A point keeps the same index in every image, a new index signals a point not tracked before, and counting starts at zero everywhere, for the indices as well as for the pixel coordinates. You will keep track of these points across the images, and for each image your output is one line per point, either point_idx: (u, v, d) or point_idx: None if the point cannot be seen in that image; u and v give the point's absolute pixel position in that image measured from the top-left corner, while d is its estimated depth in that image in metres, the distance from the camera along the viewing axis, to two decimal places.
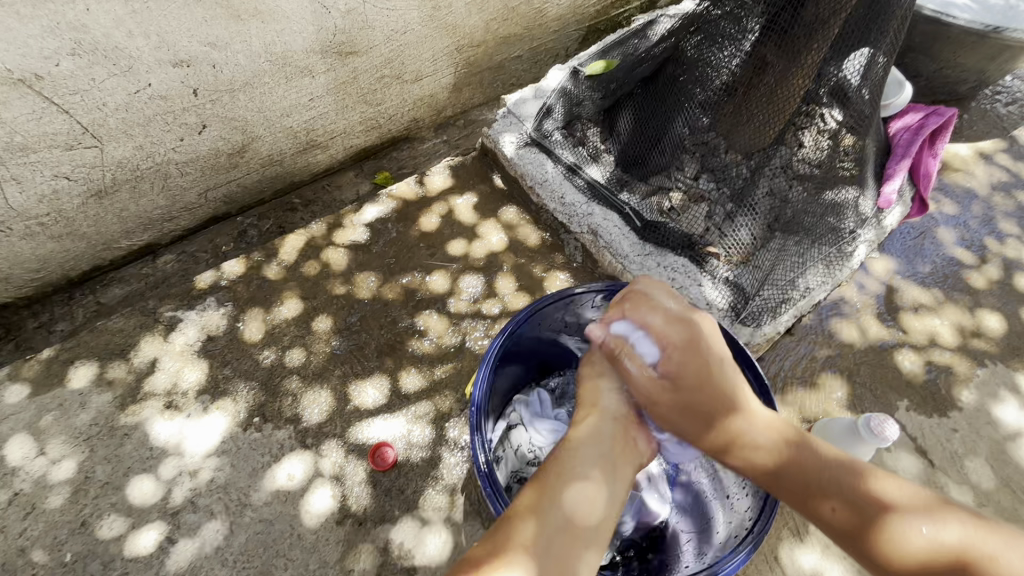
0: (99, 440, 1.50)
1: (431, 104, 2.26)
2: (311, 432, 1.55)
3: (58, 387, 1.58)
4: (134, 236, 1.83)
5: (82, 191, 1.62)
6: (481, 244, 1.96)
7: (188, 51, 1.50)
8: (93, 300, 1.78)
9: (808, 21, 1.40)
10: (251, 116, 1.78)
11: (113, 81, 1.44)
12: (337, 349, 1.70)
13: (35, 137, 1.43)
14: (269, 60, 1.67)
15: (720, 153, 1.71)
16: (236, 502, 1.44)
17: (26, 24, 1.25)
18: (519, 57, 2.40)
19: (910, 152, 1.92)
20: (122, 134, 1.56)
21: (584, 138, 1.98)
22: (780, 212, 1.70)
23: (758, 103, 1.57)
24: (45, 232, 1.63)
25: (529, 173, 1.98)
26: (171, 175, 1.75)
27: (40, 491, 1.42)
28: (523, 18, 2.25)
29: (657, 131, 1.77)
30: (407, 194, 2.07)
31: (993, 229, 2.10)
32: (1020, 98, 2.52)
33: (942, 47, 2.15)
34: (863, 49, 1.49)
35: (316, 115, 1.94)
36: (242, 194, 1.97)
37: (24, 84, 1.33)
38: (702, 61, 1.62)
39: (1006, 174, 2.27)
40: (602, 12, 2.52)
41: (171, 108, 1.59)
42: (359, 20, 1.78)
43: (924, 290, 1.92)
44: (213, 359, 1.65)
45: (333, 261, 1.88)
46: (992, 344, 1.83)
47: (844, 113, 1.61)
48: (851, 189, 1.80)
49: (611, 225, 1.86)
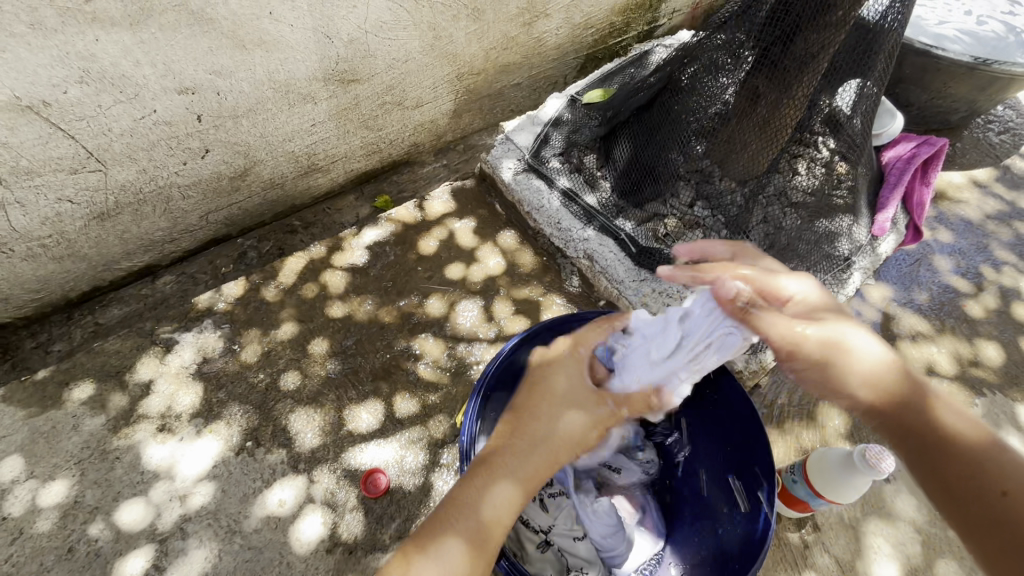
0: (91, 464, 1.49)
1: (431, 129, 2.30)
2: (304, 457, 1.54)
3: (52, 408, 1.57)
4: (135, 257, 1.85)
5: (84, 214, 1.64)
6: (478, 268, 1.97)
7: (194, 79, 1.54)
8: (91, 321, 1.80)
9: (799, 54, 1.45)
10: (254, 141, 1.81)
11: (119, 108, 1.48)
12: (332, 373, 1.69)
13: (40, 161, 1.46)
14: (273, 87, 1.71)
15: (715, 180, 1.76)
16: (226, 528, 1.42)
17: (36, 54, 1.28)
18: (518, 84, 2.46)
19: (902, 181, 1.97)
20: (126, 159, 1.59)
21: (581, 164, 2.00)
22: (775, 239, 1.75)
23: (751, 131, 1.61)
24: (46, 253, 1.65)
25: (526, 199, 1.99)
26: (173, 199, 1.78)
27: (28, 515, 1.41)
28: (522, 47, 2.31)
29: (653, 158, 1.80)
30: (406, 218, 2.09)
31: (989, 257, 2.11)
32: (1012, 128, 2.55)
33: (933, 78, 2.20)
34: (853, 82, 1.52)
35: (318, 140, 1.98)
36: (243, 216, 2.00)
37: (32, 111, 1.36)
38: (697, 90, 1.64)
39: (1000, 202, 2.29)
40: (599, 41, 2.58)
41: (175, 134, 1.62)
42: (361, 50, 1.82)
43: (921, 318, 1.92)
44: (208, 382, 1.65)
45: (331, 283, 1.89)
46: (990, 373, 1.82)
47: (836, 142, 1.64)
48: (845, 217, 1.82)
49: (607, 250, 1.85)
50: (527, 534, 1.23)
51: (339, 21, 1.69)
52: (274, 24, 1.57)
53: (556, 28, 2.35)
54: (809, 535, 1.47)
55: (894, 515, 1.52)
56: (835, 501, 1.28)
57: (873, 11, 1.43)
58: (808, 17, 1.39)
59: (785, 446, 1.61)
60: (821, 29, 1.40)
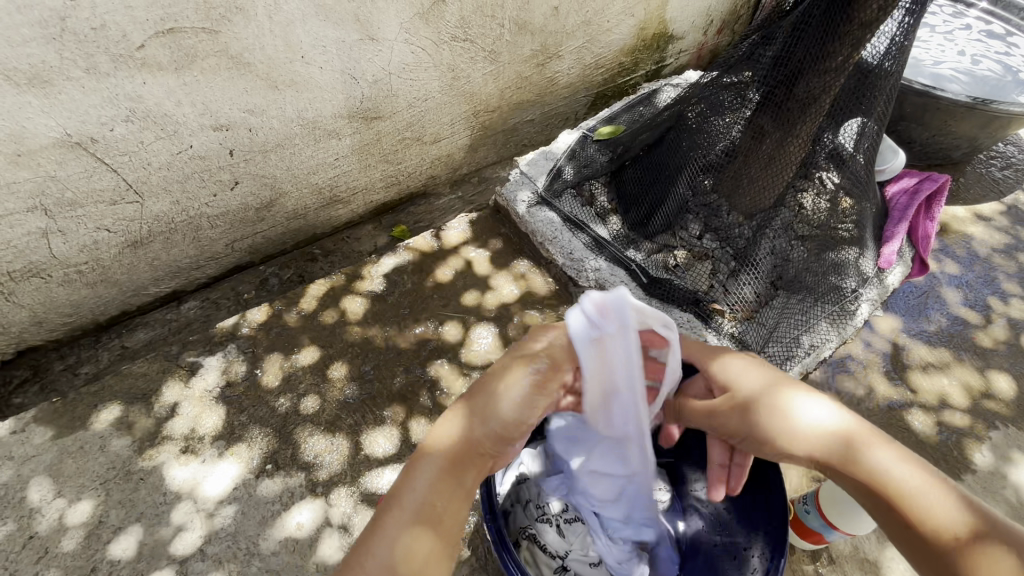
0: (116, 484, 1.53)
1: (448, 163, 2.39)
2: (321, 481, 1.57)
3: (80, 429, 1.62)
4: (162, 283, 1.92)
5: (120, 241, 1.72)
6: (493, 295, 2.02)
7: (229, 117, 1.64)
8: (119, 343, 1.87)
9: (801, 97, 1.51)
10: (280, 174, 1.90)
11: (159, 143, 1.57)
12: (350, 398, 1.73)
13: (84, 193, 1.54)
14: (301, 125, 1.82)
15: (723, 214, 1.81)
16: (245, 550, 1.44)
17: (88, 95, 1.38)
18: (531, 120, 2.56)
19: (906, 215, 2.03)
20: (162, 191, 1.68)
21: (592, 198, 2.08)
22: (782, 271, 1.80)
23: (757, 167, 1.67)
24: (81, 278, 1.73)
25: (540, 231, 2.05)
26: (202, 228, 1.87)
27: (55, 535, 1.44)
28: (535, 86, 2.42)
29: (661, 193, 1.88)
30: (423, 247, 2.16)
31: (997, 290, 2.13)
32: (1014, 163, 2.61)
33: (933, 116, 2.27)
34: (856, 120, 1.60)
35: (340, 174, 2.07)
36: (266, 245, 2.08)
37: (81, 147, 1.46)
38: (705, 128, 1.74)
39: (1005, 235, 2.32)
40: (609, 80, 2.70)
41: (208, 167, 1.72)
42: (384, 90, 1.94)
43: (931, 349, 1.94)
44: (230, 405, 1.70)
45: (350, 309, 1.95)
46: (1003, 406, 1.82)
47: (841, 176, 1.71)
48: (851, 249, 1.87)
49: (618, 280, 1.89)
50: (544, 559, 1.22)
51: (364, 64, 1.80)
52: (305, 66, 1.68)
53: (568, 69, 2.47)
54: (823, 567, 1.45)
55: None
56: (850, 533, 1.28)
57: (874, 52, 1.49)
58: (808, 63, 1.46)
59: (799, 475, 1.60)
60: (821, 73, 1.46)
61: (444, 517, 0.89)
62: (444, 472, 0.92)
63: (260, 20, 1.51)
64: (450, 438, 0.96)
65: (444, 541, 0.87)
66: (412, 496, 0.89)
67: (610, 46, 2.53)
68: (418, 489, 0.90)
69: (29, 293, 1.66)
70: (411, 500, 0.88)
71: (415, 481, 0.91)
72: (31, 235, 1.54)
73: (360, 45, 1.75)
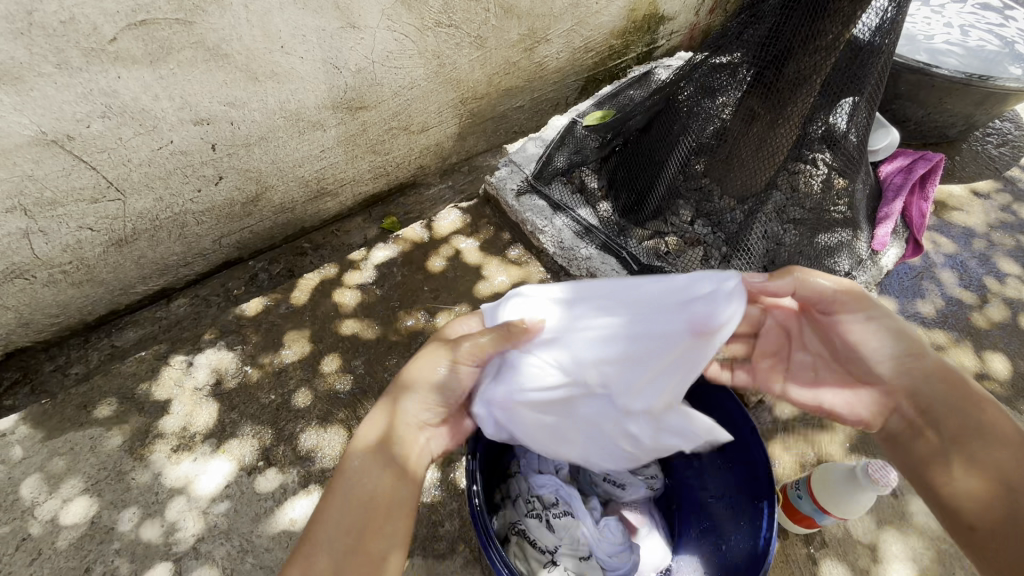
0: (108, 484, 1.52)
1: (437, 152, 2.36)
2: (315, 475, 1.56)
3: (71, 431, 1.61)
4: (150, 281, 1.90)
5: (104, 241, 1.70)
6: (486, 285, 2.00)
7: (209, 111, 1.61)
8: (108, 343, 1.86)
9: (792, 77, 1.49)
10: (265, 167, 1.87)
11: (138, 140, 1.54)
12: (342, 393, 1.72)
13: (63, 192, 1.52)
14: (284, 116, 1.78)
15: (715, 199, 1.80)
16: (238, 548, 1.44)
17: (62, 91, 1.35)
18: (520, 107, 2.53)
19: (900, 194, 2.03)
20: (144, 187, 1.65)
21: (583, 184, 2.04)
22: (775, 255, 1.78)
23: (748, 153, 1.66)
24: (66, 279, 1.70)
25: (529, 219, 2.02)
26: (188, 224, 1.84)
27: (48, 535, 1.44)
28: (524, 71, 2.38)
29: (649, 181, 1.85)
30: (413, 238, 2.13)
31: (992, 269, 2.11)
32: (1011, 140, 2.58)
33: (928, 94, 2.24)
34: (848, 99, 1.55)
35: (327, 165, 2.04)
36: (254, 239, 2.06)
37: (57, 144, 1.42)
38: (693, 112, 1.72)
39: (1001, 213, 2.30)
40: (600, 63, 2.66)
41: (190, 162, 1.68)
42: (369, 79, 1.90)
43: (925, 331, 1.92)
44: (222, 402, 1.69)
45: (341, 303, 1.93)
46: (997, 386, 1.81)
47: (833, 156, 1.66)
48: (844, 231, 1.86)
49: (609, 268, 1.86)
50: (535, 553, 1.20)
51: (347, 52, 1.77)
52: (285, 56, 1.64)
53: (557, 52, 2.42)
54: (817, 552, 1.45)
55: (905, 530, 1.51)
56: (842, 517, 1.28)
57: (864, 29, 1.46)
58: (797, 43, 1.44)
59: (790, 461, 1.60)
60: (811, 53, 1.44)
61: (377, 501, 0.98)
62: (373, 458, 1.02)
63: (236, 10, 1.47)
64: (387, 424, 1.07)
65: (378, 522, 0.96)
66: (347, 483, 0.99)
67: (599, 28, 2.49)
68: (353, 480, 0.99)
69: (14, 295, 1.64)
70: (347, 480, 0.99)
71: (354, 467, 1.01)
72: (13, 236, 1.52)
73: (341, 33, 1.71)
